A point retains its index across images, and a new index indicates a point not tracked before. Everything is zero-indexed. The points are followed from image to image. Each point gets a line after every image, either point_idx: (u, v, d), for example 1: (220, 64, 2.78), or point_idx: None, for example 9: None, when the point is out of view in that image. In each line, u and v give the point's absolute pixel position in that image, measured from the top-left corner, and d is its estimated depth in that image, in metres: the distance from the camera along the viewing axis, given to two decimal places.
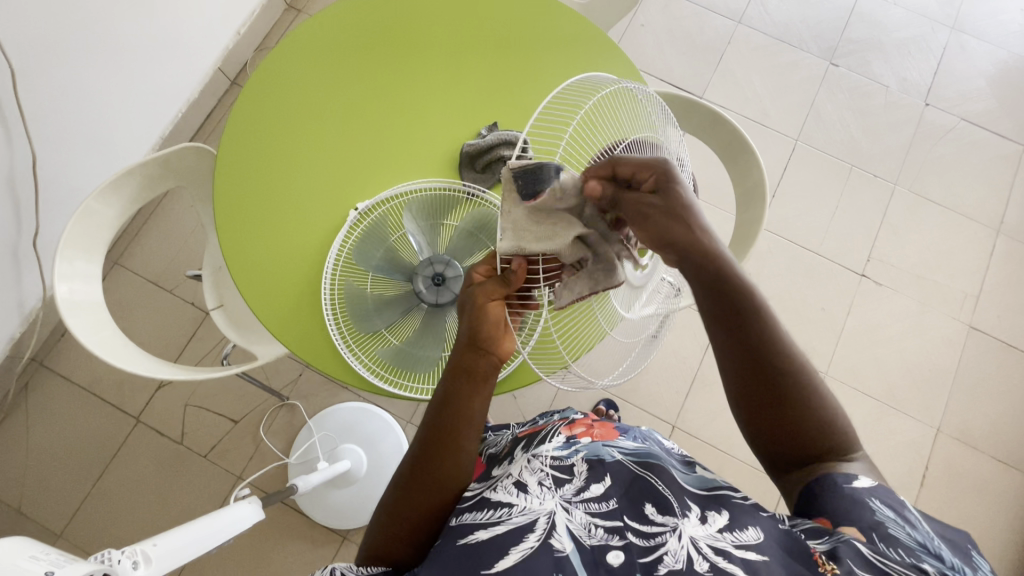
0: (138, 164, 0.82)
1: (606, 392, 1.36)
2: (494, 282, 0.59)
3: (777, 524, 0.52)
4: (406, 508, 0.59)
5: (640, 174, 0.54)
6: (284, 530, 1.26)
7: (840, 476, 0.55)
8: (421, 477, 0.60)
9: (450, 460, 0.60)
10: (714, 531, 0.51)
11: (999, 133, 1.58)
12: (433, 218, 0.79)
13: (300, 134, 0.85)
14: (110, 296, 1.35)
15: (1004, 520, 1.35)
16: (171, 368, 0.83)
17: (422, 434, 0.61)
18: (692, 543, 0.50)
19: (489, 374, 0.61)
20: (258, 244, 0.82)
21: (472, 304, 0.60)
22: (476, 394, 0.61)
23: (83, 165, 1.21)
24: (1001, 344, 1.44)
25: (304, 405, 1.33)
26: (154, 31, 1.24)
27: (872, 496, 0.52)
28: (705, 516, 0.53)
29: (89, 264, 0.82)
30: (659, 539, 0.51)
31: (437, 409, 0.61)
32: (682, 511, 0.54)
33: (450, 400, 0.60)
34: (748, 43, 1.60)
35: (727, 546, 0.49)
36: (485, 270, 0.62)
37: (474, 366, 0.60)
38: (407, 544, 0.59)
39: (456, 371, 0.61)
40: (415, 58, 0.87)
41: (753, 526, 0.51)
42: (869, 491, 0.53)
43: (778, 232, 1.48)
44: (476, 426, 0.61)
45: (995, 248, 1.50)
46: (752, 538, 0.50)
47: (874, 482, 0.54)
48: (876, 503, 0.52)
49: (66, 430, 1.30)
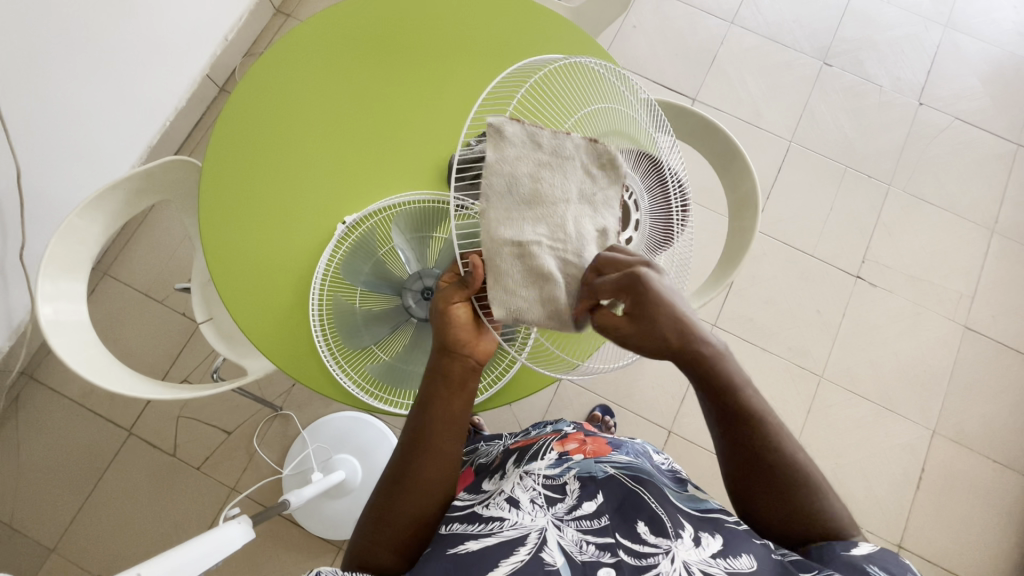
0: (122, 178, 0.81)
1: (600, 398, 1.36)
2: (453, 287, 0.59)
3: (770, 553, 0.52)
4: (392, 519, 0.58)
5: (620, 290, 0.52)
6: (279, 542, 1.25)
7: (840, 544, 0.54)
8: (403, 484, 0.59)
9: (429, 466, 0.59)
10: (707, 556, 0.51)
11: (993, 132, 1.57)
12: (419, 230, 0.76)
13: (283, 144, 0.84)
14: (100, 308, 1.33)
15: (1000, 521, 1.35)
16: (159, 388, 0.82)
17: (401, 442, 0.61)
18: (685, 567, 0.49)
19: (466, 376, 0.60)
20: (242, 257, 0.81)
21: (437, 313, 0.60)
22: (454, 397, 0.60)
23: (69, 177, 1.19)
24: (996, 345, 1.44)
25: (297, 415, 1.32)
26: (137, 39, 1.22)
27: (870, 562, 0.50)
28: (698, 539, 0.53)
29: (73, 281, 0.81)
30: (650, 560, 0.50)
31: (417, 414, 0.60)
32: (675, 532, 0.53)
33: (427, 405, 0.60)
34: (741, 43, 1.59)
35: (719, 573, 0.49)
36: (449, 279, 0.62)
37: (447, 368, 0.60)
38: (396, 553, 0.58)
39: (432, 376, 0.60)
40: (400, 63, 0.86)
41: (746, 554, 0.51)
42: (867, 558, 0.51)
43: (772, 235, 1.48)
44: (457, 431, 0.61)
45: (989, 248, 1.49)
46: (745, 566, 0.49)
47: (877, 548, 0.53)
48: (873, 568, 0.50)
49: (58, 444, 1.29)
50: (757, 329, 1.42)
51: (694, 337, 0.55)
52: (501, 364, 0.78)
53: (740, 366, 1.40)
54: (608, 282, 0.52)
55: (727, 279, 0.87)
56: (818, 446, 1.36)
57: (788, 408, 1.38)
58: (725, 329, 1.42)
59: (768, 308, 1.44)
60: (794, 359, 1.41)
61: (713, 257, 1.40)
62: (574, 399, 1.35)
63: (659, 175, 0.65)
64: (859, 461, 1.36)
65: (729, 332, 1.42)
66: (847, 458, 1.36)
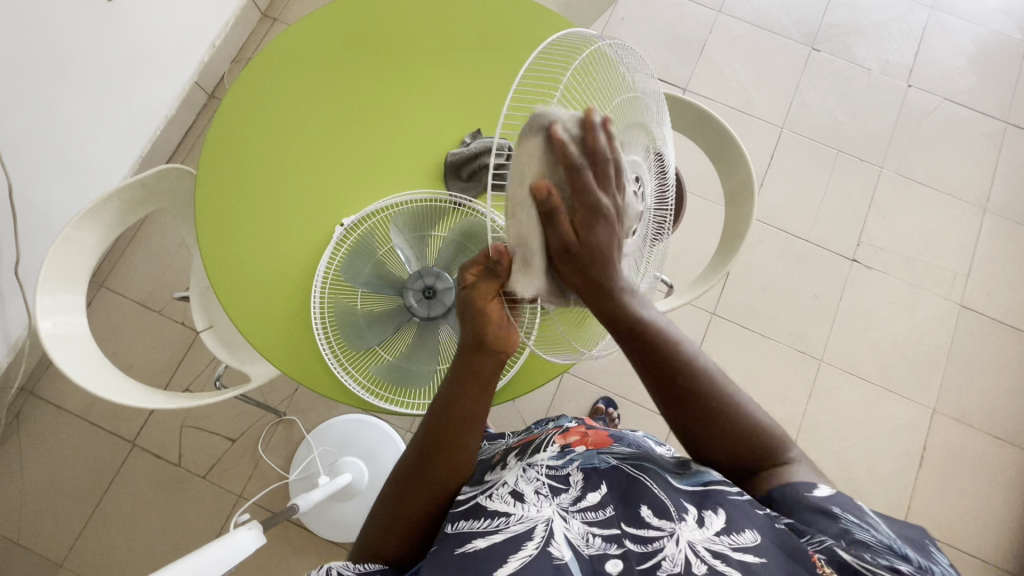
0: (116, 189, 0.80)
1: (603, 390, 1.37)
2: (484, 279, 0.59)
3: (772, 523, 0.51)
4: (410, 509, 0.59)
5: (575, 201, 0.52)
6: (289, 546, 1.25)
7: (802, 486, 0.54)
8: (422, 475, 0.60)
9: (451, 459, 0.60)
10: (711, 534, 0.51)
11: (982, 111, 1.58)
12: (419, 229, 0.77)
13: (275, 154, 0.84)
14: (98, 321, 1.33)
15: (1003, 496, 1.36)
16: (163, 398, 0.82)
17: (422, 435, 0.61)
18: (690, 547, 0.50)
19: (493, 373, 0.62)
20: (243, 270, 0.81)
21: (470, 308, 0.60)
22: (482, 394, 0.61)
23: (62, 189, 1.18)
24: (992, 322, 1.45)
25: (301, 420, 1.32)
26: (124, 46, 1.21)
27: (833, 503, 0.51)
28: (702, 518, 0.53)
29: (72, 293, 0.80)
30: (656, 545, 0.51)
31: (441, 409, 0.61)
32: (679, 515, 0.53)
33: (453, 401, 0.60)
34: (730, 31, 1.59)
35: (724, 549, 0.49)
36: (476, 270, 0.60)
37: (478, 366, 0.61)
38: (405, 541, 0.59)
39: (461, 373, 0.61)
40: (386, 67, 0.86)
41: (750, 528, 0.51)
42: (828, 499, 0.52)
43: (767, 221, 1.48)
44: (478, 427, 0.62)
45: (982, 226, 1.51)
46: (750, 540, 0.50)
47: (834, 491, 0.53)
48: (837, 510, 0.51)
49: (61, 459, 1.29)
50: (756, 315, 1.43)
51: (606, 280, 0.58)
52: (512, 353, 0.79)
53: (740, 353, 1.41)
54: (581, 183, 0.51)
55: (724, 269, 0.88)
56: (820, 429, 1.38)
57: (789, 392, 1.39)
58: (724, 317, 1.43)
59: (766, 295, 1.44)
60: (794, 344, 1.42)
61: (710, 245, 1.39)
62: (577, 392, 1.36)
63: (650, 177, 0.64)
64: (861, 441, 1.38)
65: (728, 319, 1.43)
66: (849, 440, 1.37)
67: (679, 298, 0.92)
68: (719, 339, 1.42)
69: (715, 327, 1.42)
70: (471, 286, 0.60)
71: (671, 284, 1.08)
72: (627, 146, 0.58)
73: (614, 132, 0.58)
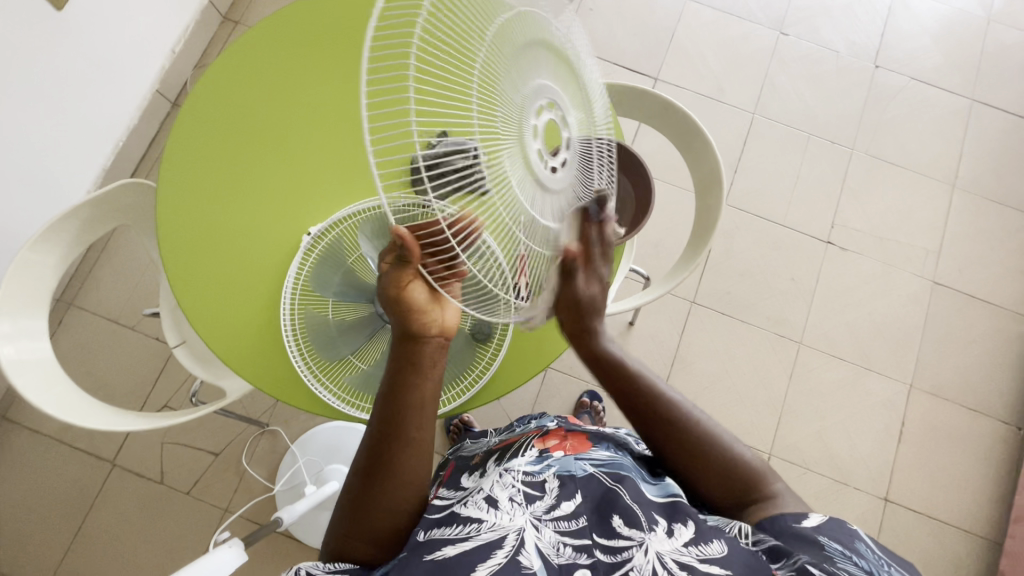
0: (72, 209, 0.78)
1: (588, 383, 1.38)
2: (396, 268, 0.56)
3: (744, 540, 0.53)
4: (373, 509, 0.58)
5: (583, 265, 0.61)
6: (279, 558, 1.24)
7: (791, 516, 0.56)
8: (380, 475, 0.58)
9: (408, 454, 0.59)
10: (679, 545, 0.52)
11: (948, 89, 1.60)
12: (385, 236, 0.72)
13: (248, 156, 0.82)
14: (70, 341, 1.30)
15: (980, 466, 1.40)
16: (134, 419, 0.80)
17: (373, 435, 0.59)
18: (658, 558, 0.51)
19: (435, 357, 0.60)
20: (216, 278, 0.80)
21: (392, 299, 0.57)
22: (426, 380, 0.60)
23: (23, 208, 1.15)
24: (964, 297, 1.48)
25: (285, 430, 1.31)
26: (78, 57, 1.18)
27: (820, 533, 0.53)
28: (671, 529, 0.54)
29: (33, 318, 0.78)
30: (625, 555, 0.52)
31: (388, 404, 0.59)
32: (649, 525, 0.54)
33: (401, 393, 0.59)
34: (699, 19, 1.59)
35: (691, 560, 0.50)
36: (391, 257, 0.57)
37: (418, 354, 0.59)
38: (377, 546, 0.58)
39: (400, 363, 0.59)
40: (360, 66, 0.84)
41: (717, 539, 0.52)
42: (817, 529, 0.53)
43: (742, 208, 1.49)
44: (432, 417, 0.60)
45: (951, 204, 1.53)
46: (717, 551, 0.51)
47: (825, 519, 0.55)
48: (824, 539, 0.52)
49: (39, 484, 1.26)
50: (735, 302, 1.44)
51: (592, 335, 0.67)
52: (490, 351, 0.80)
53: (720, 339, 1.42)
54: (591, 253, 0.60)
55: (699, 258, 0.89)
56: (801, 410, 1.40)
57: (771, 375, 1.41)
58: (704, 305, 1.44)
59: (744, 281, 1.46)
60: (774, 328, 1.44)
61: (687, 235, 1.40)
62: (561, 387, 1.37)
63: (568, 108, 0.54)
64: (842, 420, 1.40)
65: (708, 307, 1.44)
66: (831, 420, 1.40)
67: (658, 288, 0.92)
68: (700, 327, 1.43)
69: (695, 315, 1.43)
70: (386, 274, 0.57)
71: (648, 276, 1.08)
72: (525, 73, 0.50)
73: (500, 49, 0.49)
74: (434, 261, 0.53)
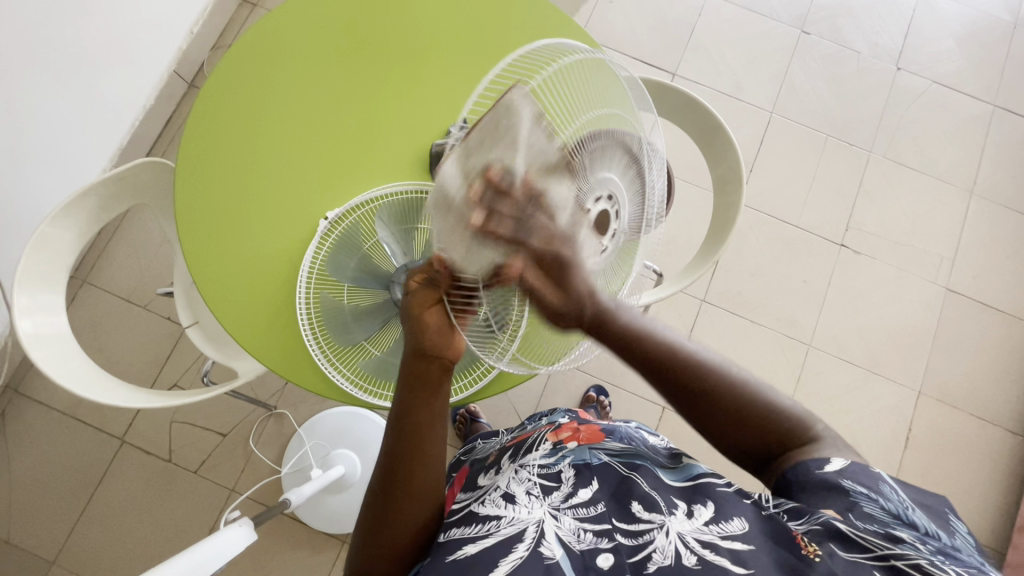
0: (91, 185, 0.77)
1: (595, 378, 1.38)
2: (422, 288, 0.57)
3: (760, 511, 0.52)
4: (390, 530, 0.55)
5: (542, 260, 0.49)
6: (284, 539, 1.26)
7: (813, 461, 0.53)
8: (397, 494, 0.55)
9: (422, 476, 0.56)
10: (700, 525, 0.52)
11: (971, 94, 1.58)
12: (403, 222, 0.75)
13: (239, 163, 0.81)
14: (81, 318, 1.31)
15: (986, 475, 1.39)
16: (150, 396, 0.81)
17: (385, 459, 0.56)
18: (679, 538, 0.51)
19: (442, 379, 0.57)
20: (233, 265, 0.80)
21: (409, 316, 0.58)
22: (433, 402, 0.57)
23: (40, 183, 1.15)
24: (977, 305, 1.47)
25: (293, 414, 1.32)
26: (94, 36, 1.17)
27: (844, 477, 0.51)
28: (691, 511, 0.54)
29: (50, 293, 0.78)
30: (647, 537, 0.52)
31: (396, 424, 0.56)
32: (668, 509, 0.54)
33: (405, 416, 0.56)
34: (719, 14, 1.57)
35: (713, 538, 0.50)
36: (420, 278, 0.59)
37: (425, 373, 0.56)
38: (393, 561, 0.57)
39: (409, 383, 0.57)
40: (378, 68, 0.83)
41: (738, 516, 0.52)
42: (840, 473, 0.51)
43: (757, 208, 1.48)
44: (442, 432, 0.57)
45: (968, 211, 1.51)
46: (738, 528, 0.51)
47: (847, 461, 0.52)
48: (849, 484, 0.50)
49: (49, 457, 1.28)
50: (746, 302, 1.44)
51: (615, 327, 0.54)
52: (479, 367, 0.80)
53: (730, 339, 1.42)
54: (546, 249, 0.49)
55: (713, 259, 0.88)
56: None
57: (779, 377, 1.40)
58: (714, 304, 1.43)
59: (755, 281, 1.45)
60: (782, 329, 1.43)
61: (700, 232, 1.39)
62: (569, 380, 1.37)
63: (641, 182, 0.58)
64: (849, 425, 1.39)
65: (718, 306, 1.43)
66: (837, 423, 1.39)
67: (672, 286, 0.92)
68: (710, 326, 1.42)
69: (705, 314, 1.43)
70: (413, 292, 0.58)
71: (661, 274, 1.07)
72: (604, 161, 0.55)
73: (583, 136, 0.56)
74: (457, 291, 0.54)
